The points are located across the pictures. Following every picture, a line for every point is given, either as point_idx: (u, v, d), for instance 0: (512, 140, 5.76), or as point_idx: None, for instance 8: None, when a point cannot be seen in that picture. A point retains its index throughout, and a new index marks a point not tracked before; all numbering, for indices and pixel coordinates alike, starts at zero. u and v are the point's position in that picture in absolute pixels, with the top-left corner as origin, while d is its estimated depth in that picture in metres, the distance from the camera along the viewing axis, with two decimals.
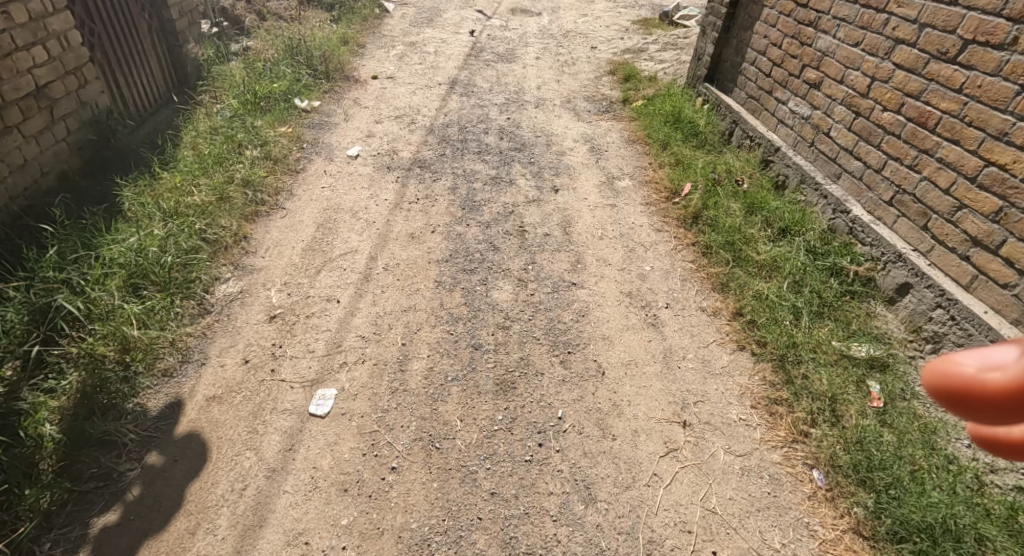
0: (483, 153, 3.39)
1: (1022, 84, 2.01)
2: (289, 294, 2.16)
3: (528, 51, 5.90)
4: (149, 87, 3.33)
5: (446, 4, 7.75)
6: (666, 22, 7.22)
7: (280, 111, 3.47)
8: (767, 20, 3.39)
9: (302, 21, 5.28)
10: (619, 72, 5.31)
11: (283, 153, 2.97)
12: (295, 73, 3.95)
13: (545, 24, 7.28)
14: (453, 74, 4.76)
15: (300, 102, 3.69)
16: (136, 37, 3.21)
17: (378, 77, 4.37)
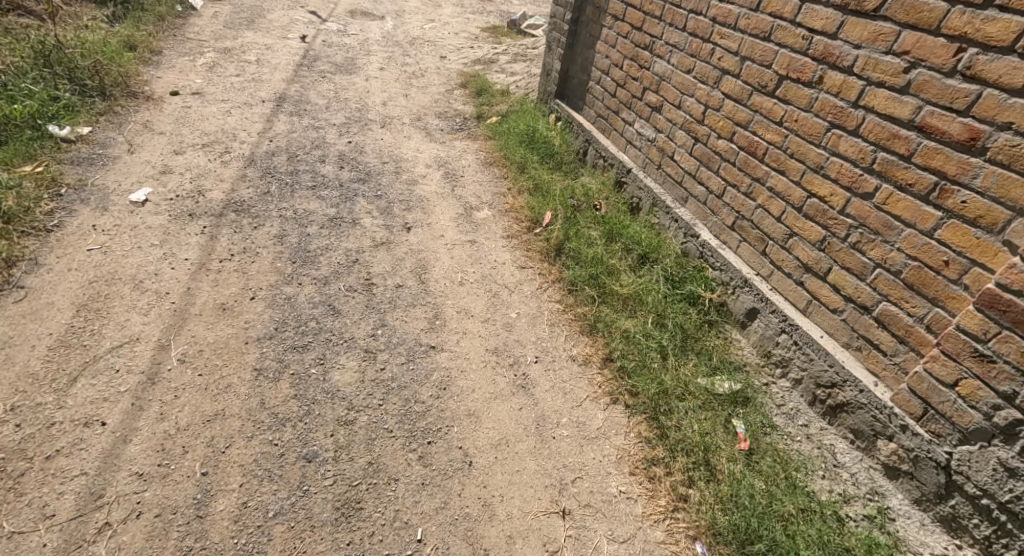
0: (325, 196, 3.13)
1: (831, 120, 2.01)
2: (17, 427, 1.70)
3: (370, 62, 5.64)
4: None
5: (279, 5, 7.09)
6: (516, 30, 7.14)
7: (28, 141, 3.14)
8: (606, 39, 3.32)
9: (60, 21, 4.70)
10: (470, 85, 5.11)
11: (25, 208, 2.61)
12: (49, 91, 3.59)
13: (388, 29, 6.84)
14: (280, 87, 4.72)
15: (58, 128, 3.36)
16: None
17: (178, 93, 4.27)
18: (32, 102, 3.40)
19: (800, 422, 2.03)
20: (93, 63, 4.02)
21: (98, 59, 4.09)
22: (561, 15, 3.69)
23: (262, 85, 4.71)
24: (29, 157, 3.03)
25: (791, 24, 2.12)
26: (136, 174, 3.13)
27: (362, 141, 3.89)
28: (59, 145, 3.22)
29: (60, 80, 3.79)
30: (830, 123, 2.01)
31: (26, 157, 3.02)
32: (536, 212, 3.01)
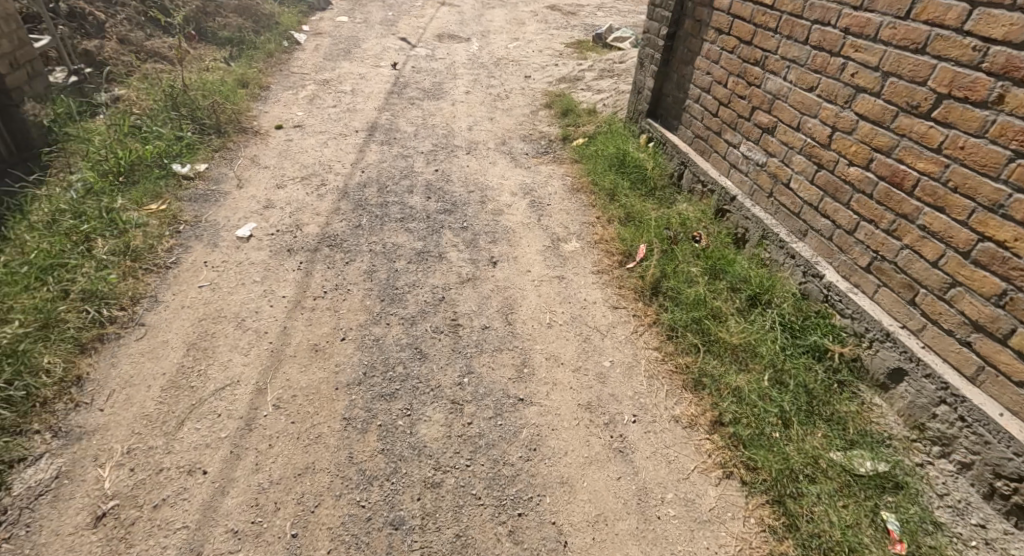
0: (413, 230, 3.16)
1: (1017, 149, 1.67)
2: (131, 471, 1.85)
3: (456, 85, 5.72)
4: None
5: (372, 33, 7.41)
6: (601, 45, 6.99)
7: (154, 180, 3.44)
8: (708, 55, 3.08)
9: (185, 66, 5.29)
10: (556, 105, 5.00)
11: (147, 246, 2.81)
12: (176, 131, 3.96)
13: (474, 51, 6.92)
14: (372, 116, 4.94)
15: (180, 165, 3.66)
16: None
17: (282, 126, 4.60)
18: (161, 142, 3.77)
19: (972, 521, 1.70)
20: (211, 103, 4.42)
21: (217, 99, 4.53)
22: (655, 30, 3.48)
23: (354, 117, 4.92)
24: (156, 196, 3.30)
25: (955, 33, 1.79)
26: (246, 213, 3.30)
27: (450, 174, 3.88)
28: (180, 183, 3.49)
29: (185, 119, 4.21)
30: (1015, 152, 1.67)
31: (153, 196, 3.29)
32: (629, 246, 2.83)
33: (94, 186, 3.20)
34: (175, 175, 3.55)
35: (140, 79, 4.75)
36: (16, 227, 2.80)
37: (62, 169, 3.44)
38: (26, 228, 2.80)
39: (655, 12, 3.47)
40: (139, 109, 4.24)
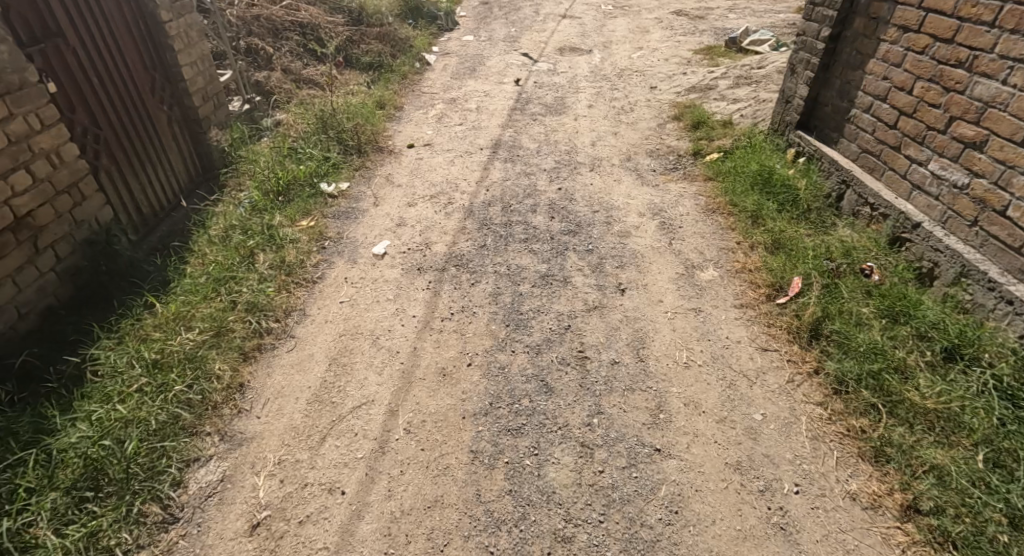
0: (537, 251, 3.11)
1: None
2: (281, 483, 1.94)
3: (579, 100, 5.71)
4: (166, 183, 3.52)
5: (495, 50, 7.58)
6: (735, 50, 6.53)
7: (306, 199, 3.71)
8: (885, 57, 2.69)
9: (334, 90, 5.82)
10: (685, 117, 4.75)
11: (299, 260, 2.99)
12: (324, 153, 4.27)
13: (596, 63, 6.80)
14: (496, 134, 5.08)
15: (327, 185, 3.93)
16: (156, 130, 3.44)
17: (413, 145, 4.82)
18: (311, 162, 4.09)
19: None
20: (353, 125, 4.75)
21: (358, 121, 4.87)
22: (814, 32, 3.12)
23: (479, 138, 5.06)
24: (306, 212, 3.56)
25: None
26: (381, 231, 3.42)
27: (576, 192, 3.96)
28: (327, 201, 3.72)
29: (331, 139, 4.56)
30: None
31: (303, 212, 3.55)
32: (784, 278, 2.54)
33: (258, 204, 3.52)
34: (322, 192, 3.81)
35: (293, 105, 5.30)
36: (201, 237, 3.13)
37: (233, 188, 3.86)
38: (206, 241, 3.12)
39: (814, 12, 3.12)
40: (296, 131, 4.73)
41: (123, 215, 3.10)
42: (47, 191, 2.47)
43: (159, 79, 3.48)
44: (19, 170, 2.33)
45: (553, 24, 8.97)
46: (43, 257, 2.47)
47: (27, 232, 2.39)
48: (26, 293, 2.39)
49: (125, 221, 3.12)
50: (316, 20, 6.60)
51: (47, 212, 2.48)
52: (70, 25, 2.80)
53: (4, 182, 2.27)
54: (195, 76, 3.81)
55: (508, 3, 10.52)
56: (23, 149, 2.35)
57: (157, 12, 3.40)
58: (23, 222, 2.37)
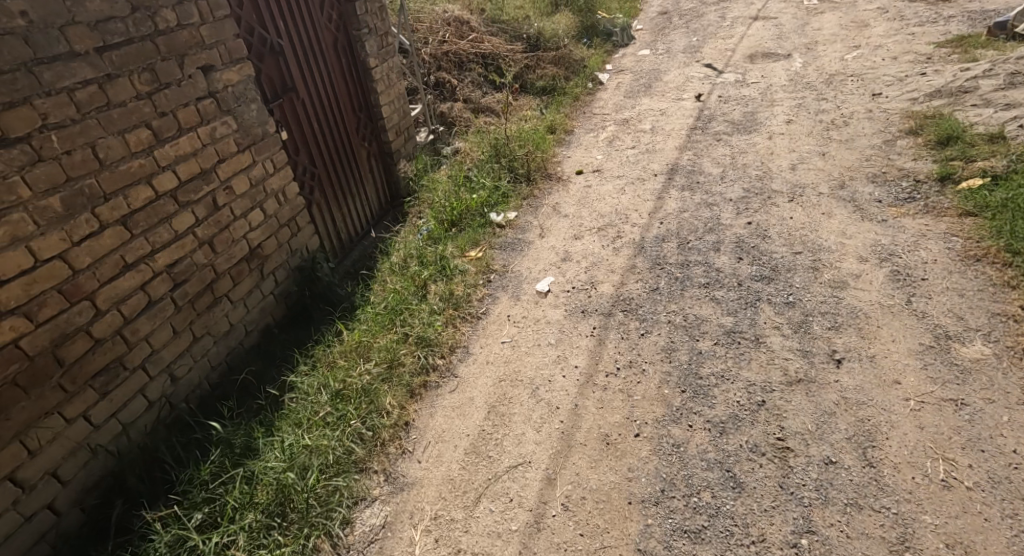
0: (724, 300, 2.77)
1: None
2: (435, 542, 1.80)
3: (775, 114, 5.47)
4: (363, 213, 3.75)
5: (677, 74, 7.28)
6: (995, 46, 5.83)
7: (476, 230, 3.69)
8: None
9: (509, 114, 5.96)
10: (930, 131, 4.34)
11: (466, 296, 2.87)
12: (496, 182, 4.30)
13: (796, 73, 6.56)
14: (672, 158, 4.85)
15: (496, 214, 3.91)
16: (357, 165, 3.68)
17: (583, 171, 4.68)
18: (482, 193, 4.09)
19: None
20: (525, 153, 4.71)
21: (531, 149, 4.84)
22: None
23: (654, 165, 4.74)
24: (475, 242, 3.54)
25: None
26: (548, 268, 3.22)
27: (768, 232, 3.45)
28: (495, 231, 3.68)
29: (506, 167, 4.58)
30: None
31: (474, 242, 3.53)
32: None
33: (434, 233, 3.62)
34: (491, 224, 3.78)
35: (469, 132, 5.53)
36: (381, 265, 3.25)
37: (415, 216, 4.05)
38: (388, 268, 3.21)
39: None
40: (471, 160, 4.84)
41: (327, 243, 3.31)
42: (274, 225, 2.62)
43: (363, 119, 3.73)
44: (255, 209, 2.50)
45: (734, 36, 8.40)
46: (266, 282, 2.61)
47: (257, 261, 2.54)
48: (252, 313, 2.53)
49: (328, 250, 3.32)
50: (496, 48, 6.85)
51: (273, 244, 2.63)
52: (302, 79, 3.07)
53: (244, 220, 2.44)
54: (391, 114, 4.05)
55: (691, 12, 10.39)
56: (259, 191, 2.52)
57: (368, 60, 3.65)
58: (255, 253, 2.52)
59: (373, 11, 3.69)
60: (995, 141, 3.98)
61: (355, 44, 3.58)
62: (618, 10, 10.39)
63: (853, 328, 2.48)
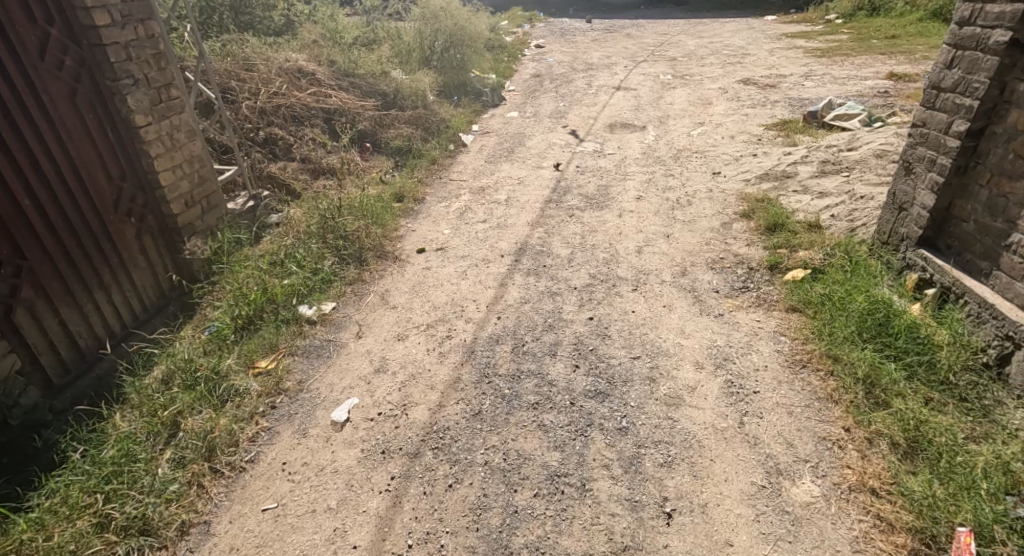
0: (553, 430, 2.42)
1: None
2: None
3: (626, 189, 5.44)
4: (127, 300, 3.53)
5: (539, 137, 7.37)
6: (816, 124, 6.61)
7: (275, 325, 3.45)
8: (999, 187, 2.69)
9: (355, 182, 5.59)
10: (761, 215, 4.39)
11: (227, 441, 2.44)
12: (317, 262, 4.12)
13: (651, 144, 6.85)
14: (523, 235, 4.64)
15: (309, 307, 3.67)
16: (118, 246, 3.47)
17: (426, 249, 4.49)
18: (298, 276, 3.87)
19: None
20: (360, 228, 4.52)
21: (366, 223, 4.62)
22: (916, 156, 3.12)
23: (502, 244, 4.50)
24: (270, 347, 3.25)
25: None
26: (351, 388, 2.82)
27: (608, 329, 3.21)
28: (301, 330, 3.43)
29: (326, 244, 4.33)
30: None
31: (268, 347, 3.25)
32: (921, 479, 2.03)
33: (218, 335, 3.28)
34: (296, 321, 3.52)
35: (306, 194, 5.27)
36: (126, 389, 2.67)
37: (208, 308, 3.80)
38: (141, 392, 2.67)
39: (940, 99, 2.92)
40: (296, 233, 4.47)
41: (47, 356, 3.00)
42: None
43: (129, 188, 3.56)
44: None
45: (597, 105, 8.72)
46: None
47: None
48: None
49: (49, 375, 3.01)
50: (344, 105, 6.36)
51: None
52: (15, 161, 2.86)
53: None
54: (176, 181, 3.94)
55: (561, 76, 10.77)
56: None
57: (131, 115, 3.55)
58: None
59: (144, 59, 3.67)
60: (813, 229, 4.04)
61: (113, 97, 3.48)
62: (491, 69, 10.44)
63: (687, 466, 2.21)
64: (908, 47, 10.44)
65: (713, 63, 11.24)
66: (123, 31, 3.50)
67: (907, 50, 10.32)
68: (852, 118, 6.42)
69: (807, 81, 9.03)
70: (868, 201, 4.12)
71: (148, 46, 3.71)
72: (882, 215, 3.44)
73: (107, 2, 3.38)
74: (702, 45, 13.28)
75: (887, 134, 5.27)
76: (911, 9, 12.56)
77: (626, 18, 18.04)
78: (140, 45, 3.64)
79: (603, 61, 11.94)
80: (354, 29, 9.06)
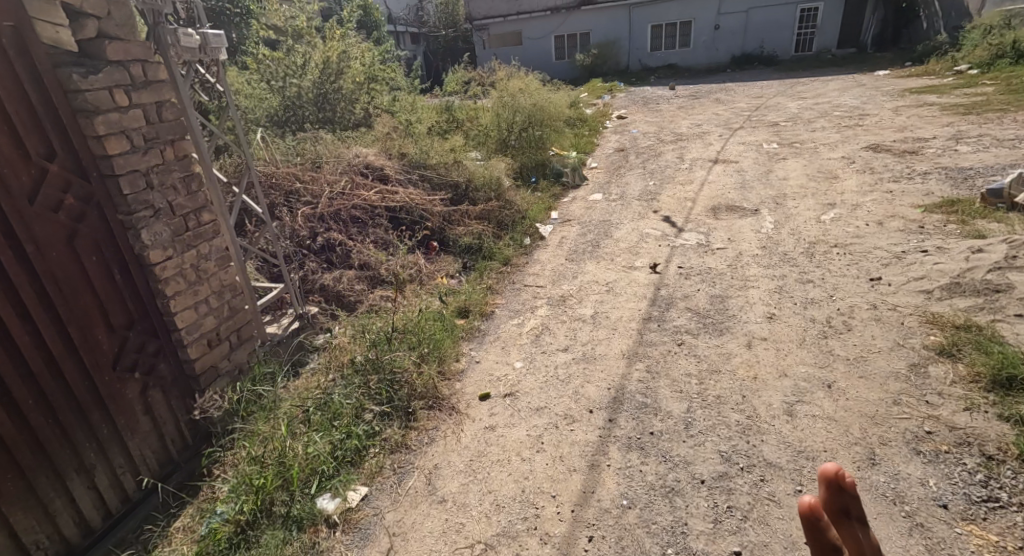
0: None
1: None
2: None
3: (750, 304, 4.30)
4: (115, 476, 2.87)
5: (630, 226, 6.38)
6: (1001, 204, 5.13)
7: (283, 528, 2.58)
8: None
9: (416, 294, 4.75)
10: (976, 357, 3.29)
11: None
12: (354, 415, 3.21)
13: (770, 232, 5.64)
14: (620, 376, 3.58)
15: (327, 497, 2.76)
16: (112, 412, 2.84)
17: (492, 394, 3.47)
18: (322, 444, 2.95)
19: None
20: (413, 364, 3.55)
21: (416, 355, 3.66)
22: None
23: (591, 392, 3.43)
24: None
25: None
26: None
27: None
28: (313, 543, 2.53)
29: (365, 387, 3.38)
30: None
31: None
32: None
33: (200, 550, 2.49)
34: (311, 527, 2.62)
35: (358, 312, 4.48)
36: None
37: (213, 486, 3.03)
38: None
39: None
40: (338, 366, 3.65)
41: None
42: None
43: (135, 338, 2.96)
44: None
45: (693, 182, 7.62)
46: None
47: None
48: None
49: None
50: (411, 202, 5.69)
51: None
52: None
53: None
54: (198, 319, 3.32)
55: (649, 149, 9.87)
56: None
57: (145, 252, 3.01)
58: None
59: (170, 184, 3.18)
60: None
61: (127, 232, 2.96)
62: (572, 147, 9.77)
63: None
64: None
65: (826, 127, 9.82)
66: (146, 156, 3.04)
67: None
68: None
69: (959, 146, 7.41)
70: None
71: (178, 169, 3.24)
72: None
73: (128, 126, 2.94)
74: (806, 106, 11.92)
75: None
76: None
77: (713, 81, 17.05)
78: (167, 169, 3.17)
79: (693, 130, 10.94)
80: (430, 117, 8.72)
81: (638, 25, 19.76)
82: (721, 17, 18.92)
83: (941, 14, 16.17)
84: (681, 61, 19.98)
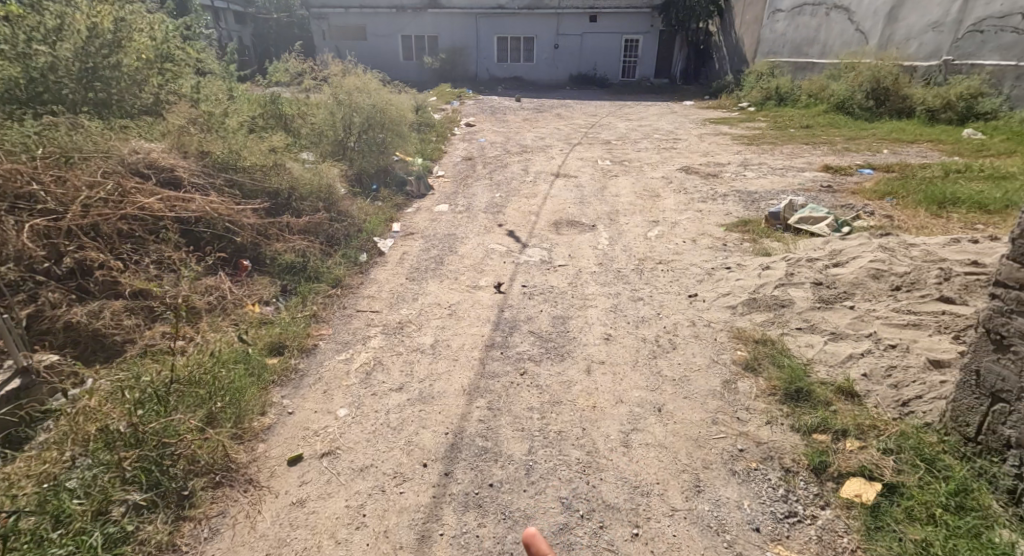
0: None
1: None
2: None
3: (583, 324, 4.29)
4: None
5: (473, 241, 6.13)
6: (781, 225, 5.85)
7: None
8: None
9: (217, 329, 3.95)
10: (772, 371, 3.58)
11: None
12: (94, 513, 2.41)
13: (605, 249, 5.80)
14: (455, 416, 3.26)
15: None
16: None
17: (304, 456, 2.93)
18: None
19: None
20: (191, 428, 2.81)
21: (202, 416, 2.95)
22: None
23: (426, 441, 3.05)
24: None
25: None
26: None
27: None
28: None
29: (116, 470, 2.56)
30: None
31: None
32: None
33: None
34: None
35: (133, 358, 3.59)
36: None
37: None
38: None
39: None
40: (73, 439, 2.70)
41: None
42: None
43: None
44: None
45: (537, 196, 7.65)
46: None
47: None
48: None
49: None
50: (214, 213, 4.76)
51: None
52: None
53: None
54: None
55: (494, 159, 9.81)
56: None
57: None
58: None
59: None
60: (848, 399, 3.26)
61: None
62: (417, 153, 9.32)
63: None
64: (826, 138, 10.37)
65: (648, 148, 10.68)
66: None
67: (825, 140, 10.24)
68: (818, 222, 5.69)
69: (747, 172, 8.49)
70: (902, 355, 3.44)
71: None
72: (957, 397, 2.76)
73: None
74: (632, 127, 12.92)
75: (872, 247, 4.55)
76: (816, 101, 12.87)
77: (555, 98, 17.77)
78: None
79: (536, 143, 11.17)
80: (248, 109, 7.58)
81: (483, 35, 19.91)
82: (560, 37, 19.82)
83: (726, 59, 18.77)
84: (526, 74, 20.56)
